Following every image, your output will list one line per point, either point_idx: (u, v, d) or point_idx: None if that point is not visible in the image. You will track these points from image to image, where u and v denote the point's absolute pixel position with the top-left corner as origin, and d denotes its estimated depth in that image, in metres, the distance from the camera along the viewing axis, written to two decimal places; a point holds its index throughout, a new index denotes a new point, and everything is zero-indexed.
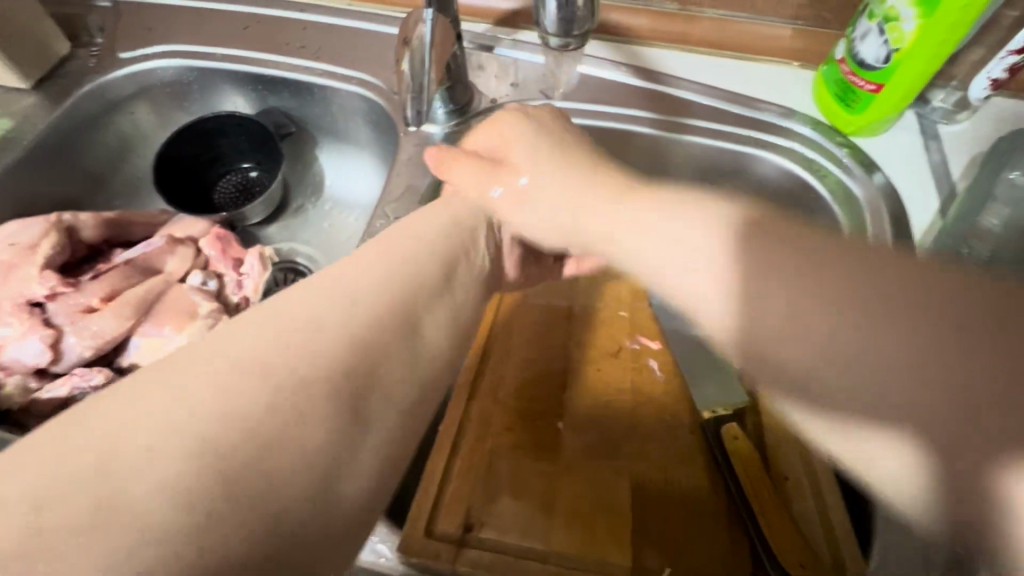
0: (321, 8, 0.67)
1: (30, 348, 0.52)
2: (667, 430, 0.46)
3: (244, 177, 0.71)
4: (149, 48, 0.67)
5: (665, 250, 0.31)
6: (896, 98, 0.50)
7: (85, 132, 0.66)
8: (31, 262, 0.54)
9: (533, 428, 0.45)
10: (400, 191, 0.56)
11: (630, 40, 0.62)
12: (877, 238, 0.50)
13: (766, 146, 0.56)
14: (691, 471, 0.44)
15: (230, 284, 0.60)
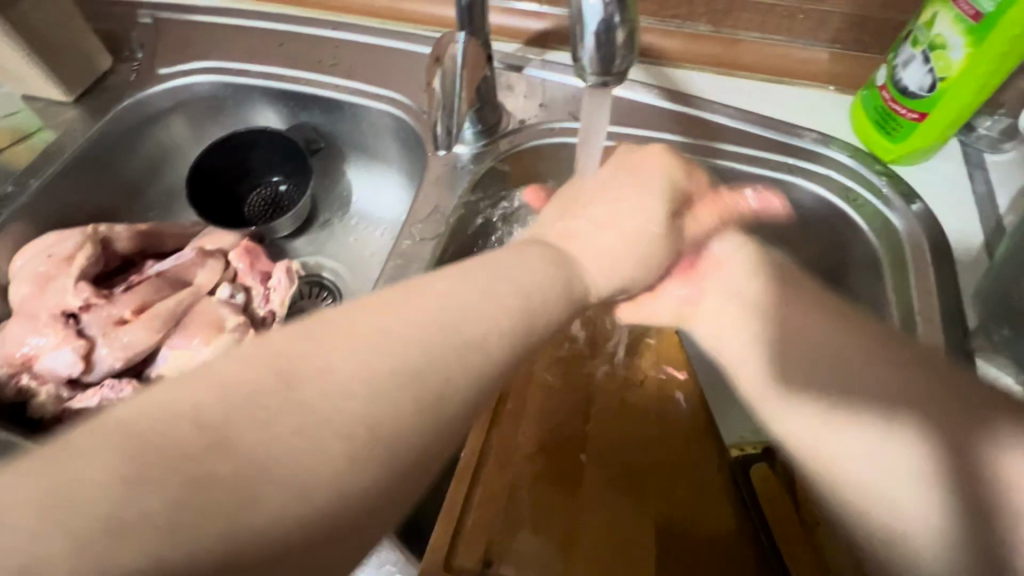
0: (354, 26, 0.68)
1: (61, 358, 0.53)
2: (693, 465, 0.45)
3: (273, 190, 0.72)
4: (187, 65, 0.68)
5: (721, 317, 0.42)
6: (941, 128, 0.48)
7: (123, 144, 0.68)
8: (67, 273, 0.56)
9: (555, 458, 0.44)
10: (427, 213, 0.56)
11: (660, 61, 0.61)
12: (917, 273, 0.48)
13: (800, 172, 0.55)
14: (717, 510, 0.43)
15: (257, 296, 0.61)
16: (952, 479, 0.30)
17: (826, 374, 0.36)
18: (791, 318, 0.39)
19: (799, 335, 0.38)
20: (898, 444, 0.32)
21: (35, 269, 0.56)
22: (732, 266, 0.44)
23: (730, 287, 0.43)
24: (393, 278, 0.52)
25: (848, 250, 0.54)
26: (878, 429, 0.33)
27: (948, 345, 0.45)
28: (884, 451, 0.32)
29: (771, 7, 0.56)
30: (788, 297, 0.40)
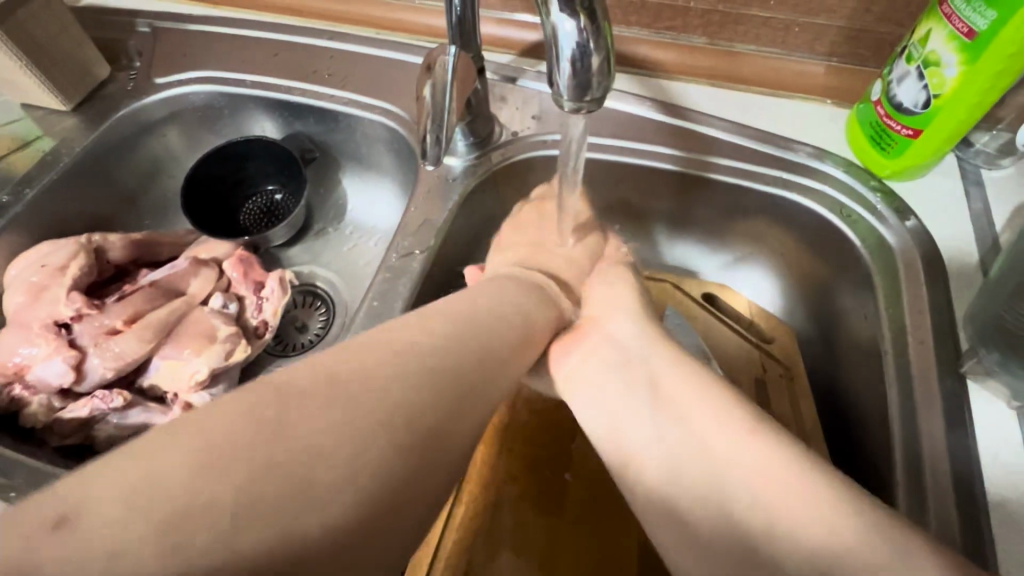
0: (350, 37, 0.68)
1: (53, 368, 0.53)
2: None
3: (269, 199, 0.72)
4: (183, 74, 0.68)
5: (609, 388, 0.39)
6: (936, 145, 0.48)
7: (120, 153, 0.68)
8: (60, 283, 0.56)
9: (538, 479, 0.45)
10: (417, 226, 0.55)
11: (655, 74, 0.61)
12: (910, 290, 0.48)
13: (794, 187, 0.54)
14: None
15: (250, 306, 0.62)
16: (813, 511, 0.28)
17: (695, 434, 0.34)
18: (661, 378, 0.37)
19: (671, 395, 0.36)
20: (758, 486, 0.30)
21: (28, 279, 0.56)
22: (610, 325, 0.43)
23: (607, 344, 0.41)
24: (383, 292, 0.52)
25: (842, 266, 0.53)
26: (740, 478, 0.31)
27: (939, 366, 0.44)
28: (744, 500, 0.30)
29: (766, 19, 0.55)
30: (687, 369, 0.37)
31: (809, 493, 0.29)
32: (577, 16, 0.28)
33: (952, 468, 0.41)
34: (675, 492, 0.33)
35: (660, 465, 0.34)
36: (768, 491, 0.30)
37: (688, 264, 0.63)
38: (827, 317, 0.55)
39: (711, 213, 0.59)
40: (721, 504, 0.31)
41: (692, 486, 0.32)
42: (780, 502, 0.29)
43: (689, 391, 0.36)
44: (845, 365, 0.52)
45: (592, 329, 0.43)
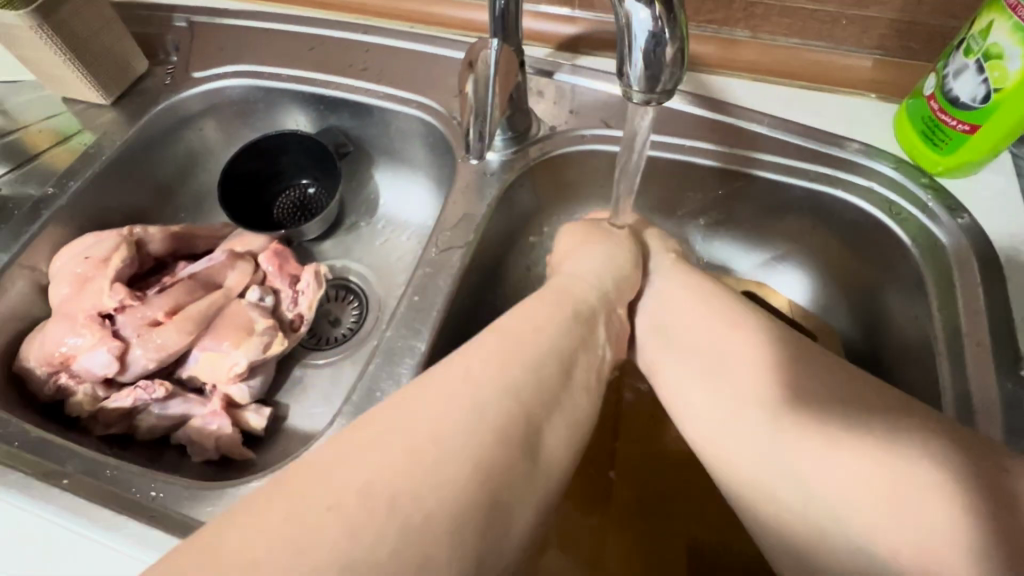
0: (386, 30, 0.68)
1: (98, 358, 0.54)
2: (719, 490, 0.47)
3: (302, 193, 0.72)
4: (220, 68, 0.69)
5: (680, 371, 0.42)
6: (992, 141, 0.46)
7: (157, 147, 0.69)
8: (103, 275, 0.57)
9: (582, 478, 0.47)
10: (456, 221, 0.55)
11: (695, 68, 0.60)
12: (965, 290, 0.47)
13: (841, 184, 0.53)
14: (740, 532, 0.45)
15: (286, 299, 0.62)
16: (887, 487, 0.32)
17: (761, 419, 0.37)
18: (722, 362, 0.40)
19: (734, 381, 0.39)
20: (820, 467, 0.34)
21: (73, 270, 0.57)
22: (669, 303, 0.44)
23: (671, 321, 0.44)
24: (423, 286, 0.52)
25: (890, 264, 0.52)
26: (803, 459, 0.35)
27: (997, 368, 0.43)
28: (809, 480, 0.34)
29: (813, 12, 0.54)
30: (754, 350, 0.39)
31: (869, 473, 0.33)
32: (652, 4, 0.28)
33: None
34: (741, 468, 0.37)
35: (729, 444, 0.38)
36: (832, 471, 0.34)
37: (726, 262, 0.62)
38: (871, 317, 0.54)
39: (752, 210, 0.58)
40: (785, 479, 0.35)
41: (761, 464, 0.36)
42: (842, 480, 0.33)
43: (754, 375, 0.38)
44: (892, 367, 0.51)
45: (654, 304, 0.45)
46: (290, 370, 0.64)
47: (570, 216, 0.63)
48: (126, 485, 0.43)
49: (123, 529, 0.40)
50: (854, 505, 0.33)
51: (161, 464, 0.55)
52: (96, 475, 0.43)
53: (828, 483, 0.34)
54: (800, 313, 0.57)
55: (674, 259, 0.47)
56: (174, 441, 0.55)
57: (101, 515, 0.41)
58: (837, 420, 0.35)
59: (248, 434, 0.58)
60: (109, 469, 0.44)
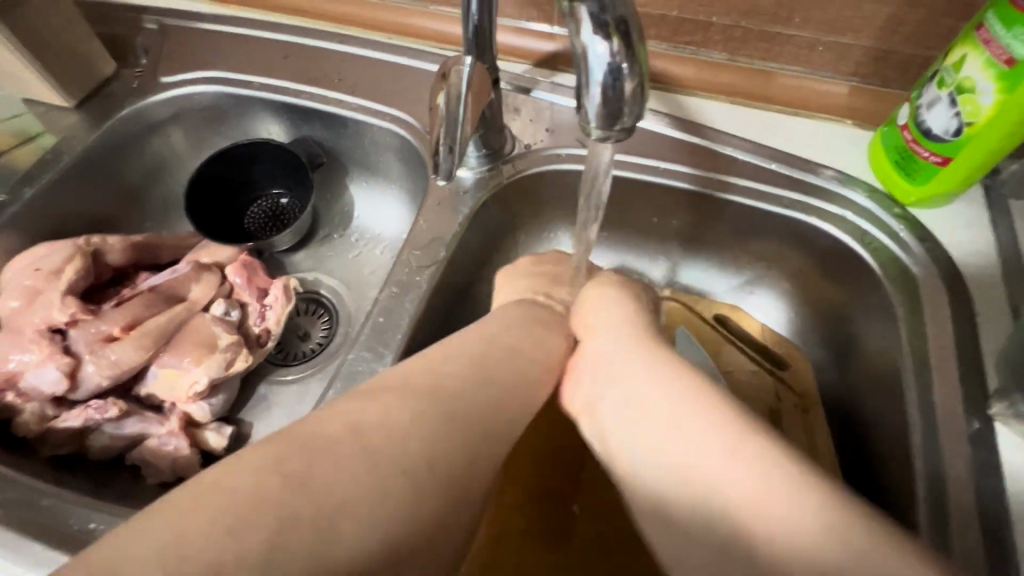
0: (361, 41, 0.66)
1: (46, 375, 0.52)
2: None
3: (274, 203, 0.70)
4: (190, 73, 0.67)
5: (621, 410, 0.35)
6: (963, 175, 0.46)
7: (121, 153, 0.67)
8: (55, 287, 0.54)
9: (546, 510, 0.49)
10: (426, 240, 0.54)
11: (673, 89, 0.59)
12: (934, 323, 0.46)
13: (815, 212, 0.53)
14: None
15: (253, 314, 0.60)
16: None
17: (676, 442, 0.32)
18: (643, 386, 0.35)
19: (652, 398, 0.34)
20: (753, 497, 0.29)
21: (22, 282, 0.55)
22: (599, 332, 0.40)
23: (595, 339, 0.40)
24: (389, 307, 0.50)
25: (863, 297, 0.52)
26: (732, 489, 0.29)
27: (965, 404, 0.43)
28: (747, 520, 0.28)
29: (790, 37, 0.53)
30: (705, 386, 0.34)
31: (801, 496, 0.28)
32: (611, 38, 0.27)
33: (978, 515, 0.39)
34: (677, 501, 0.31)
35: (648, 476, 0.33)
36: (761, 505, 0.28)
37: (701, 285, 0.61)
38: (844, 345, 0.54)
39: (728, 233, 0.57)
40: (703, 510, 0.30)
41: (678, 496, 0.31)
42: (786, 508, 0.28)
43: (676, 391, 0.34)
44: (862, 396, 0.51)
45: (591, 329, 0.41)
46: (255, 387, 0.62)
47: (539, 233, 0.63)
48: (60, 515, 0.41)
49: (53, 564, 0.39)
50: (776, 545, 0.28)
51: (112, 487, 0.53)
52: (30, 504, 0.42)
53: (746, 514, 0.29)
54: (773, 339, 0.56)
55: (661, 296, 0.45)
56: (128, 461, 0.53)
57: (32, 550, 0.40)
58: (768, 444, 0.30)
59: (207, 453, 0.56)
60: (44, 497, 0.42)
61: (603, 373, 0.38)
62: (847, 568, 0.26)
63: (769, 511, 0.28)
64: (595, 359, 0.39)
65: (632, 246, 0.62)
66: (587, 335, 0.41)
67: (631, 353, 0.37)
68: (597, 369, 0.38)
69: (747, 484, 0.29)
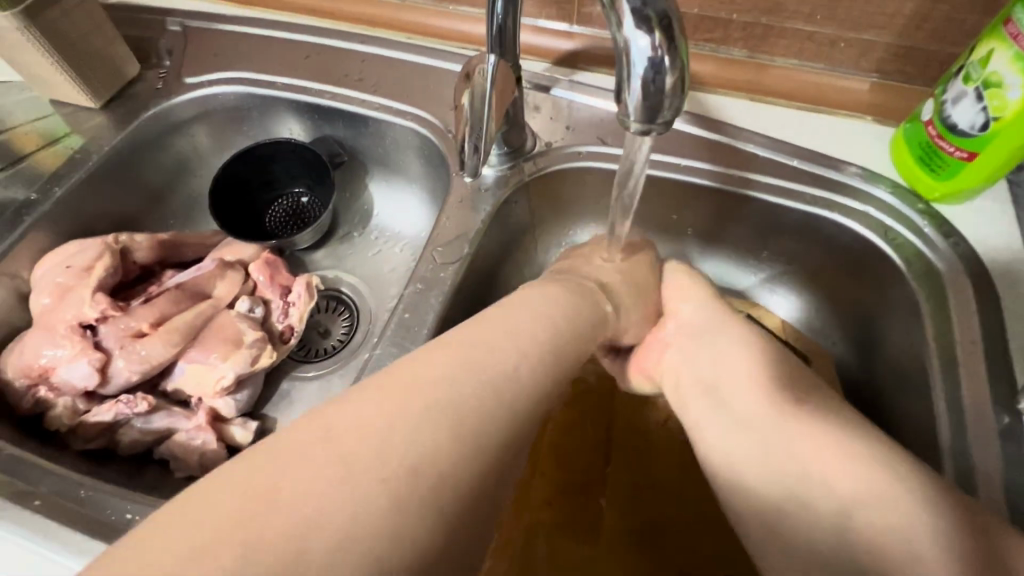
0: (382, 41, 0.67)
1: (78, 371, 0.53)
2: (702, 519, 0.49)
3: (295, 202, 0.71)
4: (214, 74, 0.68)
5: (708, 387, 0.40)
6: (989, 170, 0.46)
7: (146, 153, 0.68)
8: (85, 284, 0.56)
9: (569, 504, 0.49)
10: (451, 237, 0.54)
11: (693, 86, 0.59)
12: (960, 318, 0.46)
13: (837, 208, 0.53)
14: (713, 540, 0.48)
15: (276, 311, 0.61)
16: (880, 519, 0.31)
17: (749, 417, 0.37)
18: (731, 368, 0.40)
19: (727, 381, 0.39)
20: (829, 467, 0.34)
21: (54, 280, 0.56)
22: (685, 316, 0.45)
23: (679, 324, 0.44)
24: (414, 303, 0.51)
25: (886, 293, 0.52)
26: (809, 460, 0.34)
27: (993, 399, 0.43)
28: (822, 487, 0.34)
29: (812, 34, 0.54)
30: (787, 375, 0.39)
31: (871, 468, 0.33)
32: (653, 32, 0.27)
33: (1008, 509, 0.40)
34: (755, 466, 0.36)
35: (721, 446, 0.38)
36: (836, 476, 0.33)
37: (720, 281, 0.62)
38: (866, 341, 0.54)
39: (748, 229, 0.58)
40: (769, 475, 0.36)
41: (746, 463, 0.37)
42: (859, 480, 0.33)
43: (763, 375, 0.39)
44: (885, 392, 0.51)
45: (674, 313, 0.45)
46: (278, 383, 0.63)
47: (558, 230, 0.63)
48: (97, 507, 0.42)
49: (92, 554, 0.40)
50: (828, 506, 0.33)
51: (142, 480, 0.53)
52: (68, 495, 0.43)
53: (803, 480, 0.34)
54: (794, 336, 0.56)
55: (686, 292, 0.45)
56: (157, 455, 0.54)
57: (72, 538, 0.41)
58: (829, 424, 0.36)
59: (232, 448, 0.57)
60: (82, 488, 0.43)
61: (689, 355, 0.42)
62: (906, 531, 0.31)
63: (843, 479, 0.33)
64: (680, 341, 0.44)
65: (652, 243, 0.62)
66: (672, 317, 0.45)
67: (718, 338, 0.42)
68: (683, 351, 0.43)
69: (825, 458, 0.34)
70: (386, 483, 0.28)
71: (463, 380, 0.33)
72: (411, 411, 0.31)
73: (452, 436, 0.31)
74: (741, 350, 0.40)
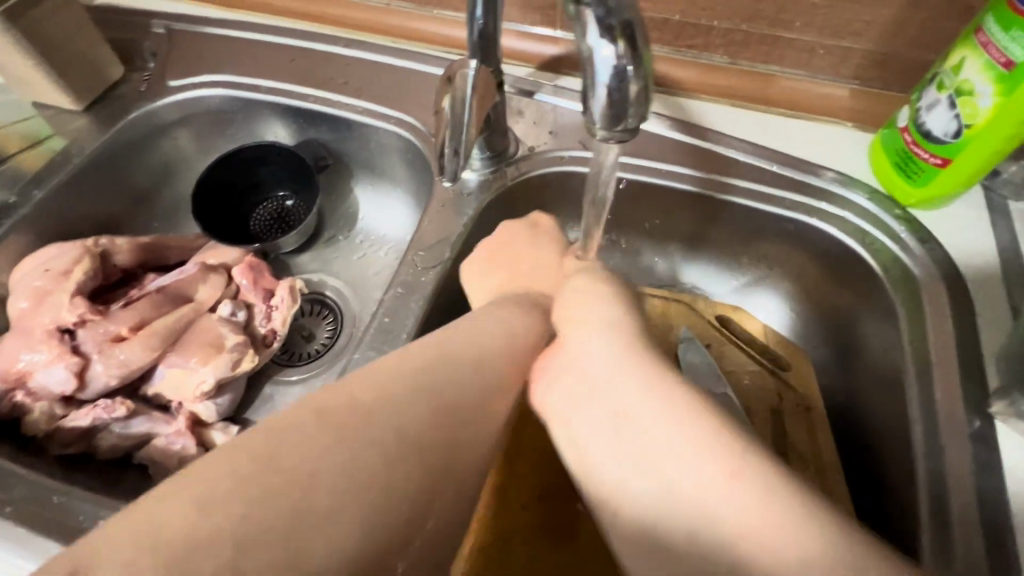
0: (367, 45, 0.67)
1: (56, 375, 0.52)
2: None
3: (279, 205, 0.71)
4: (197, 77, 0.68)
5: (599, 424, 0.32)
6: (963, 176, 0.47)
7: (129, 155, 0.68)
8: (64, 288, 0.55)
9: (549, 508, 0.49)
10: (432, 241, 0.54)
11: (676, 91, 0.60)
12: (935, 323, 0.47)
13: (816, 214, 0.53)
14: None
15: (259, 315, 0.61)
16: None
17: (671, 460, 0.29)
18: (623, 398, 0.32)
19: (642, 414, 0.31)
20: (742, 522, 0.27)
21: (32, 283, 0.55)
22: (582, 337, 0.36)
23: (579, 350, 0.35)
24: (395, 307, 0.51)
25: (864, 298, 0.52)
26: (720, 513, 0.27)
27: (966, 403, 0.43)
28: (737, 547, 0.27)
29: (791, 41, 0.54)
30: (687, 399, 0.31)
31: (788, 516, 0.27)
32: (616, 42, 0.27)
33: (979, 513, 0.40)
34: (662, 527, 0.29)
35: (642, 502, 0.30)
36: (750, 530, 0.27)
37: (702, 285, 0.62)
38: (845, 345, 0.55)
39: (729, 234, 0.58)
40: (699, 537, 0.28)
41: (666, 523, 0.29)
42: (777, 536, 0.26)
43: (658, 403, 0.31)
44: (862, 396, 0.52)
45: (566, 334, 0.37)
46: (260, 388, 0.63)
47: None
48: (71, 513, 0.42)
49: None
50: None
51: (120, 485, 0.53)
52: (42, 501, 0.42)
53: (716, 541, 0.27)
54: (775, 340, 0.56)
55: None
56: (136, 460, 0.54)
57: (44, 545, 0.40)
58: (741, 463, 0.28)
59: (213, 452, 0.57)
60: (55, 495, 0.43)
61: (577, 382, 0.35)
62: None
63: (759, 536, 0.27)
64: (573, 365, 0.35)
65: (635, 248, 0.62)
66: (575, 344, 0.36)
67: (610, 360, 0.34)
68: (576, 380, 0.35)
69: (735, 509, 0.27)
70: (356, 488, 0.28)
71: (436, 384, 0.33)
72: (382, 416, 0.31)
73: (423, 441, 0.31)
74: (633, 375, 0.33)
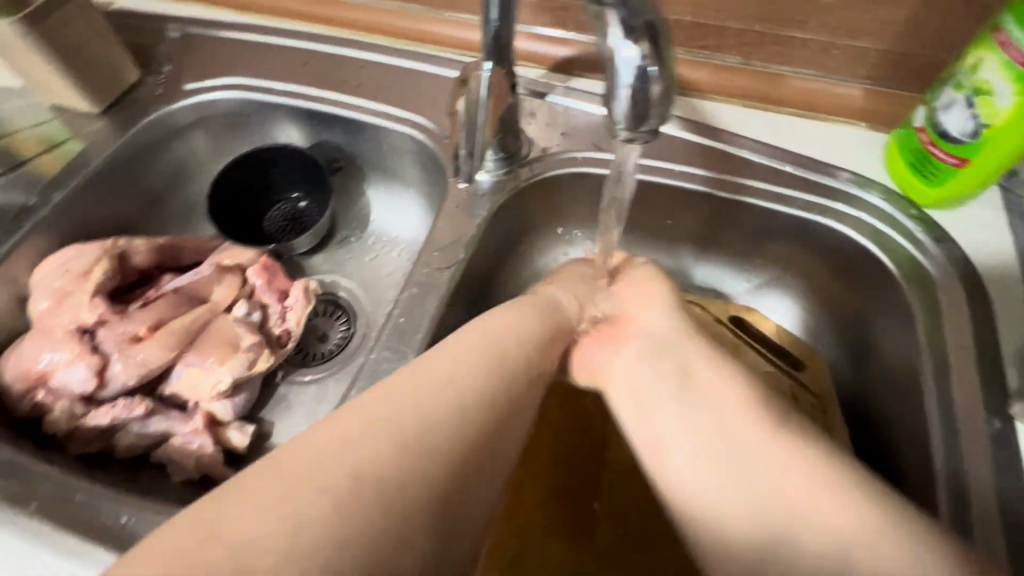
0: (380, 48, 0.68)
1: (76, 374, 0.53)
2: None
3: (293, 207, 0.72)
4: (213, 80, 0.68)
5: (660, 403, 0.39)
6: (981, 176, 0.46)
7: (146, 158, 0.68)
8: (83, 289, 0.56)
9: (563, 508, 0.49)
10: (446, 242, 0.55)
11: (688, 92, 0.60)
12: (952, 324, 0.46)
13: (831, 214, 0.53)
14: None
15: (273, 315, 0.61)
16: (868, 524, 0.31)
17: (727, 438, 0.36)
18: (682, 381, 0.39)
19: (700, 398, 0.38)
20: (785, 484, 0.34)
21: (52, 284, 0.56)
22: (643, 328, 0.43)
23: (639, 341, 0.43)
24: (410, 308, 0.51)
25: (880, 298, 0.52)
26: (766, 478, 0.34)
27: (985, 405, 0.43)
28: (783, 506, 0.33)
29: (805, 41, 0.54)
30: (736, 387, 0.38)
31: (823, 485, 0.33)
32: (638, 42, 0.27)
33: (998, 514, 0.40)
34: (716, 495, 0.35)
35: (700, 475, 0.36)
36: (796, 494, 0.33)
37: (715, 286, 0.62)
38: (860, 346, 0.54)
39: (743, 235, 0.58)
40: (749, 503, 0.34)
41: (723, 493, 0.35)
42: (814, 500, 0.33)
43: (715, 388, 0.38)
44: (878, 397, 0.51)
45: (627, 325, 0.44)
46: (275, 388, 0.63)
47: (554, 236, 0.64)
48: (93, 510, 0.42)
49: (98, 558, 0.41)
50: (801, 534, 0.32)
51: (138, 484, 0.54)
52: (65, 498, 0.43)
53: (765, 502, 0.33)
54: (790, 340, 0.56)
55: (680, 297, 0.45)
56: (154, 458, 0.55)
57: (74, 543, 0.41)
58: (789, 438, 0.35)
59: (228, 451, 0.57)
60: (77, 492, 0.43)
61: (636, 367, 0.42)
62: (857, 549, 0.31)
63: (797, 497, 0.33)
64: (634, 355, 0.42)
65: (647, 248, 0.62)
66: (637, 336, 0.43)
67: (668, 352, 0.41)
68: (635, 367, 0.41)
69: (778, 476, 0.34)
70: None
71: None
72: None
73: None
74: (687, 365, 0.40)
